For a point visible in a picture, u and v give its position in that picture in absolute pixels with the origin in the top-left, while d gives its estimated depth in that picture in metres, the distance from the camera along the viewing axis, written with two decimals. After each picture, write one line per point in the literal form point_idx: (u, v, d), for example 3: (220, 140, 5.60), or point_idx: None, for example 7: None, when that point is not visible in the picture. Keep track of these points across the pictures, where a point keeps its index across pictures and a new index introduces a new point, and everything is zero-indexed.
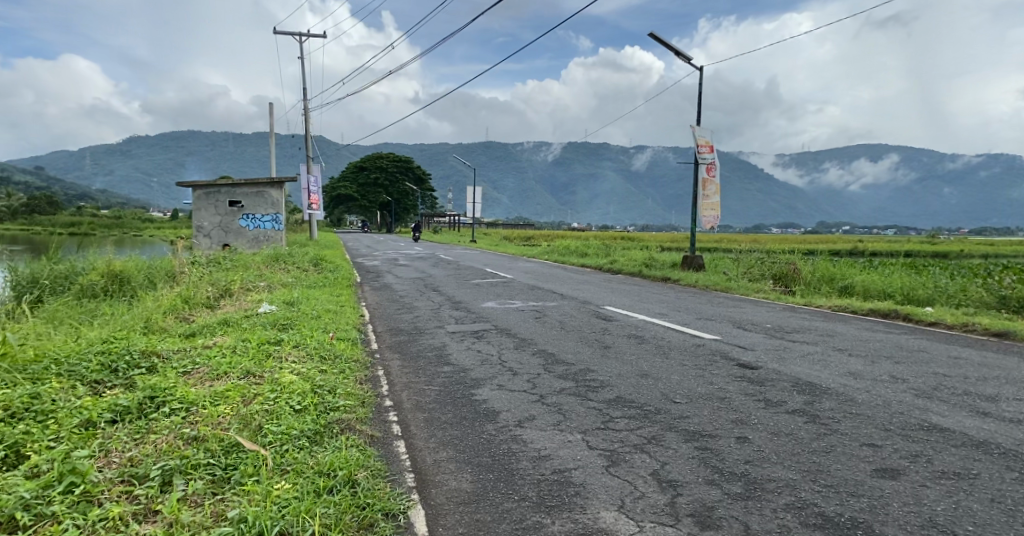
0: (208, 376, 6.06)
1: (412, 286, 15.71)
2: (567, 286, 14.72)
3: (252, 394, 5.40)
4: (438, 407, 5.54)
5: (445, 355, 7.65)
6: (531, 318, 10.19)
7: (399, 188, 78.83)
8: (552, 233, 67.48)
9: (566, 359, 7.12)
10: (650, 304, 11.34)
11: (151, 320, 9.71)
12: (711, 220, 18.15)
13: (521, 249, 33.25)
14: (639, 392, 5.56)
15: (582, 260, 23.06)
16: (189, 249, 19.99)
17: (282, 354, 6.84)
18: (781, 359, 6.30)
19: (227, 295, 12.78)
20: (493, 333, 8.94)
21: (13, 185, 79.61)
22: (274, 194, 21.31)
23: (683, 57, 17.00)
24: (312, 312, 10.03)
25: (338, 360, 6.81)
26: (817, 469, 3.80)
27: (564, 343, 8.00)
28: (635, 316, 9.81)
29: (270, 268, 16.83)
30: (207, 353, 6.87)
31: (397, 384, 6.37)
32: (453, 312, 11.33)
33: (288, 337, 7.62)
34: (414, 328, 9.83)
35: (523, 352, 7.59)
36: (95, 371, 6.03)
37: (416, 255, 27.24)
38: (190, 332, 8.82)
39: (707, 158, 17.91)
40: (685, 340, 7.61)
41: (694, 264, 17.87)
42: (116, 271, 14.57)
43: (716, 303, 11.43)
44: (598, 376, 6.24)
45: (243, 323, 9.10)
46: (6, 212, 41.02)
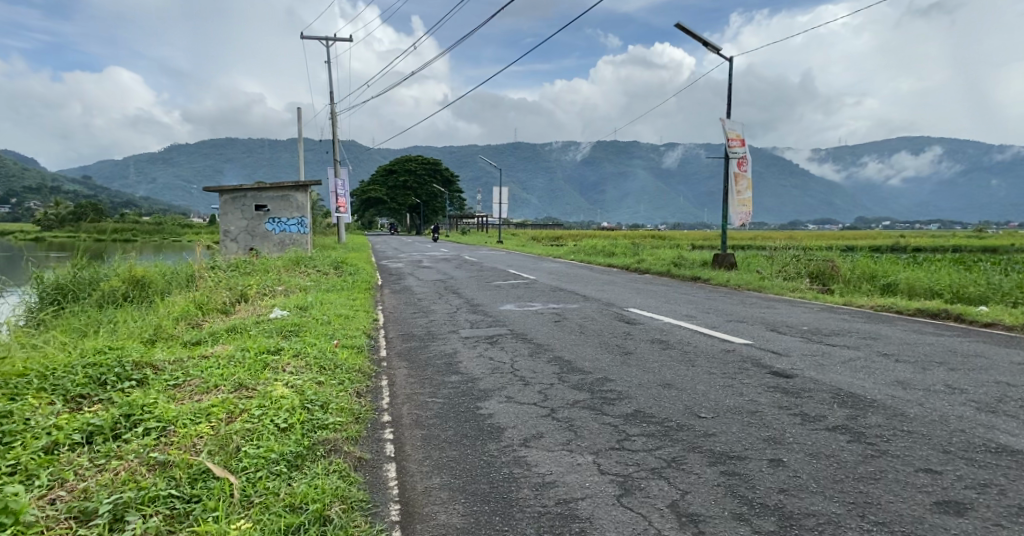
0: (198, 391, 5.71)
1: (433, 289, 15.35)
2: (591, 287, 14.16)
3: (237, 411, 5.04)
4: (439, 423, 5.08)
5: (454, 364, 7.18)
6: (551, 321, 9.68)
7: (427, 191, 78.78)
8: (581, 233, 66.57)
9: (583, 367, 6.60)
10: (678, 305, 10.74)
11: (160, 327, 9.46)
12: (743, 217, 17.43)
13: (548, 250, 32.73)
14: (660, 406, 5.03)
15: (609, 260, 22.46)
16: (215, 254, 19.95)
17: (280, 364, 6.48)
18: (820, 366, 5.69)
19: (244, 299, 12.54)
20: (508, 339, 8.45)
21: (61, 193, 82.41)
22: (299, 198, 21.12)
23: (712, 49, 16.40)
24: (323, 318, 9.68)
25: (338, 370, 6.41)
26: (865, 501, 3.24)
27: (582, 350, 7.48)
28: (661, 318, 9.23)
29: (291, 271, 16.61)
30: (202, 364, 6.56)
31: (398, 397, 5.93)
32: (470, 316, 10.86)
33: (290, 345, 7.24)
34: (427, 333, 9.43)
35: (538, 359, 7.09)
36: (80, 386, 5.75)
37: (441, 256, 26.92)
38: (194, 340, 8.51)
39: (738, 152, 17.22)
40: (713, 345, 7.04)
41: (725, 262, 17.14)
42: (138, 276, 14.42)
43: (748, 303, 10.82)
44: (615, 387, 5.73)
45: (250, 330, 8.79)
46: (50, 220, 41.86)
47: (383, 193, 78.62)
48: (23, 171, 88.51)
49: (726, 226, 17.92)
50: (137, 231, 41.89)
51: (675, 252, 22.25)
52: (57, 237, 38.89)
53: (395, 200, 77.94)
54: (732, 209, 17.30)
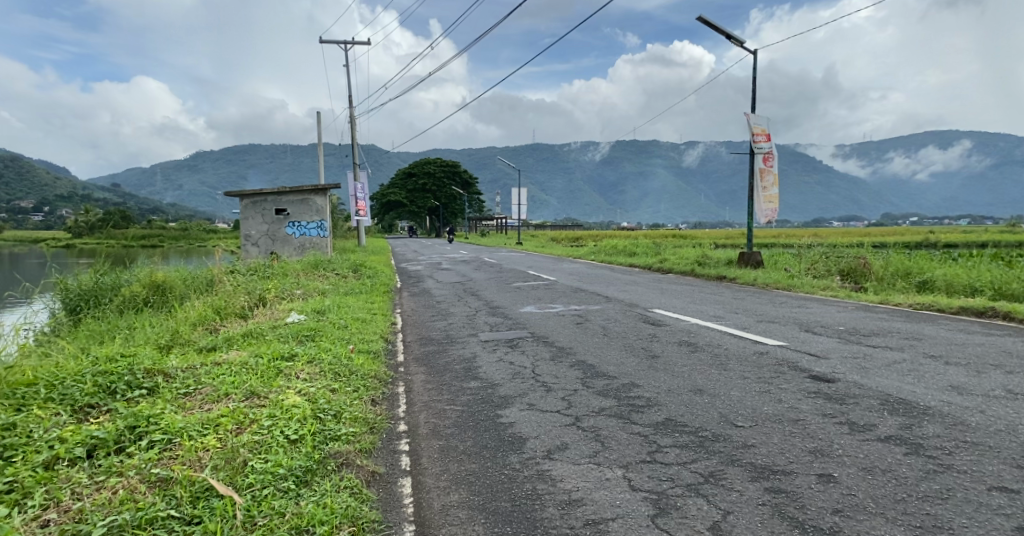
0: (207, 400, 5.48)
1: (451, 291, 15.12)
2: (613, 288, 13.81)
3: (246, 422, 4.79)
4: (457, 433, 4.80)
5: (474, 369, 6.91)
6: (572, 323, 9.38)
7: (446, 193, 78.70)
8: (600, 234, 66.02)
9: (609, 371, 6.30)
10: (704, 306, 10.37)
11: (176, 333, 9.30)
12: (769, 214, 17.00)
13: (568, 250, 32.38)
14: (693, 414, 4.71)
15: (630, 260, 22.06)
16: (236, 258, 19.90)
17: (293, 370, 6.24)
18: (863, 369, 5.33)
19: (261, 303, 12.37)
20: (528, 342, 8.16)
21: (91, 200, 83.99)
22: (318, 201, 20.99)
23: (735, 42, 16.03)
24: (339, 322, 9.45)
25: (353, 377, 6.15)
26: (932, 525, 2.90)
27: (606, 353, 7.15)
28: (688, 319, 8.89)
29: (308, 275, 16.45)
30: (213, 372, 6.33)
31: (415, 405, 5.66)
32: (489, 318, 10.59)
33: (304, 351, 6.99)
34: (445, 337, 9.17)
35: (560, 363, 6.79)
36: (88, 395, 5.55)
37: (459, 258, 26.71)
38: (208, 346, 8.32)
39: (764, 147, 16.80)
40: (746, 347, 6.69)
41: (752, 261, 16.69)
42: (158, 281, 14.30)
43: (778, 303, 10.43)
44: (642, 393, 5.42)
45: (266, 335, 8.58)
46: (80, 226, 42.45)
47: (402, 196, 78.73)
48: (53, 180, 90.20)
49: (752, 224, 17.49)
50: (162, 236, 42.31)
51: (698, 251, 21.80)
52: (86, 243, 39.32)
53: (414, 203, 78.03)
54: (757, 206, 16.88)
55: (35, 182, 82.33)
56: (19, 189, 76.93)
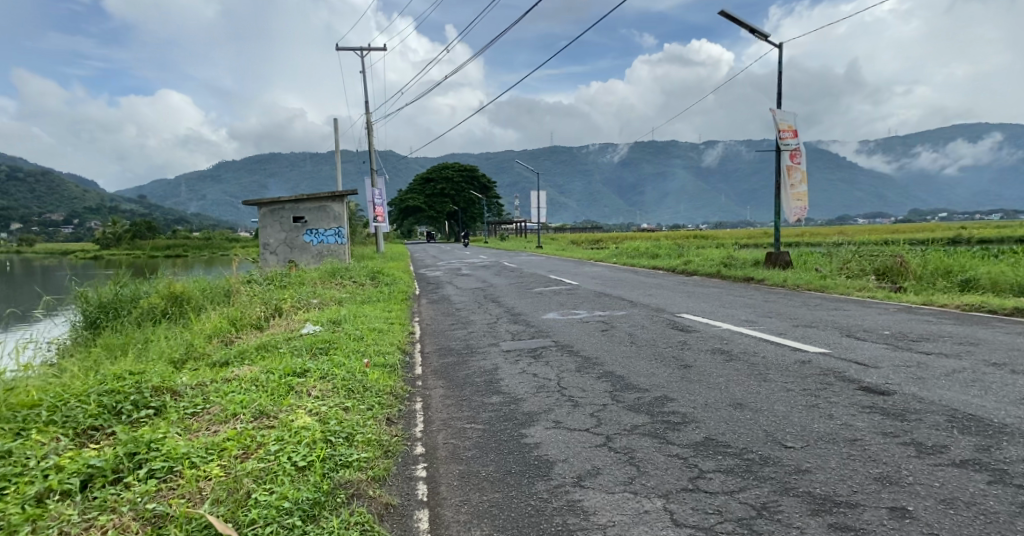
0: (214, 422, 5.17)
1: (471, 297, 14.80)
2: (638, 292, 13.36)
3: (252, 446, 4.47)
4: (479, 456, 4.44)
5: (495, 382, 6.54)
6: (596, 331, 8.97)
7: (465, 197, 78.61)
8: (621, 236, 65.42)
9: (639, 384, 5.89)
10: (735, 309, 9.92)
11: (191, 347, 9.01)
12: (797, 212, 16.48)
13: (590, 253, 31.91)
14: (736, 432, 4.30)
15: (653, 262, 21.61)
16: (255, 268, 19.78)
17: (305, 388, 5.91)
18: (921, 380, 4.87)
19: (278, 313, 12.11)
20: (551, 352, 7.77)
21: (119, 212, 85.45)
22: (336, 208, 20.79)
23: (760, 36, 15.54)
24: (354, 333, 9.13)
25: (367, 394, 5.82)
26: None
27: (634, 363, 6.75)
28: (719, 324, 8.46)
29: (326, 283, 16.22)
30: (223, 389, 6.01)
31: (433, 423, 5.32)
32: (510, 326, 10.21)
33: (317, 366, 6.66)
34: (465, 347, 8.82)
35: (587, 375, 6.39)
36: (92, 416, 5.23)
37: (479, 263, 26.43)
38: (221, 361, 8.01)
39: (790, 144, 16.33)
40: (786, 355, 6.25)
41: (780, 261, 16.15)
42: (176, 292, 14.14)
43: (813, 305, 9.97)
44: (677, 408, 5.01)
45: (280, 348, 8.27)
46: (112, 238, 42.92)
47: (421, 202, 78.80)
48: (83, 192, 91.39)
49: (780, 222, 16.98)
50: (186, 246, 42.65)
51: (723, 252, 21.27)
52: (113, 254, 39.57)
53: (433, 208, 78.07)
54: (785, 204, 16.38)
55: (66, 195, 83.78)
56: (48, 202, 78.05)
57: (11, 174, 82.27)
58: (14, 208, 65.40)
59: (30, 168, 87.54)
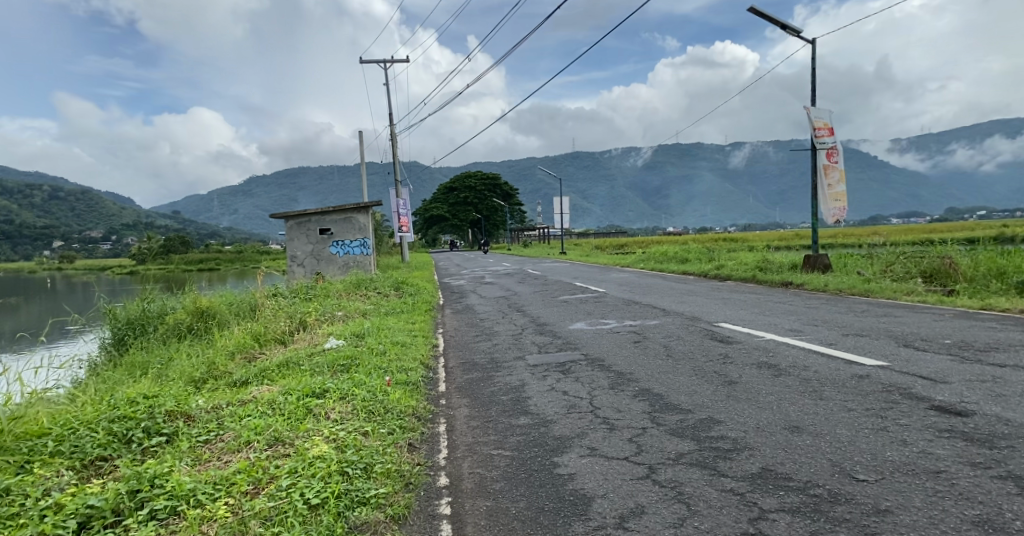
0: (226, 451, 4.70)
1: (496, 307, 14.42)
2: (669, 299, 12.84)
3: (263, 481, 4.09)
4: (509, 489, 4.03)
5: (523, 401, 6.11)
6: (629, 343, 8.50)
7: (488, 205, 78.52)
8: (648, 240, 64.71)
9: (680, 403, 5.43)
10: (777, 317, 9.42)
11: (212, 366, 8.64)
12: (836, 213, 15.85)
13: (617, 258, 31.40)
14: (796, 462, 3.82)
15: (683, 267, 21.07)
16: (282, 281, 19.64)
17: (324, 410, 5.47)
18: (1002, 398, 4.37)
19: (302, 327, 11.83)
20: (582, 366, 7.33)
21: (155, 227, 87.19)
22: (361, 219, 20.57)
23: (792, 33, 15.01)
24: (377, 348, 8.74)
25: (388, 417, 5.41)
26: None
27: (673, 379, 6.29)
28: (761, 335, 7.97)
29: (351, 295, 15.96)
30: (241, 411, 5.51)
31: (458, 448, 4.91)
32: (536, 338, 9.77)
33: (336, 385, 6.22)
34: (490, 361, 8.41)
35: (621, 394, 5.95)
36: (101, 446, 4.73)
37: (504, 271, 26.09)
38: (240, 382, 7.62)
39: (826, 143, 15.76)
40: (839, 370, 5.76)
41: (819, 264, 15.53)
42: (202, 307, 13.86)
43: (860, 312, 9.45)
44: (725, 433, 4.54)
45: (302, 365, 7.91)
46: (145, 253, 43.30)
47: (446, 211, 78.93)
48: (120, 209, 93.07)
49: (817, 224, 16.38)
50: (219, 260, 43.03)
51: (756, 255, 20.66)
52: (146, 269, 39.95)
53: (457, 217, 78.11)
54: (823, 204, 15.76)
55: (104, 213, 85.63)
56: (87, 219, 79.56)
57: (49, 192, 84.11)
58: (54, 225, 66.69)
59: (70, 187, 89.75)
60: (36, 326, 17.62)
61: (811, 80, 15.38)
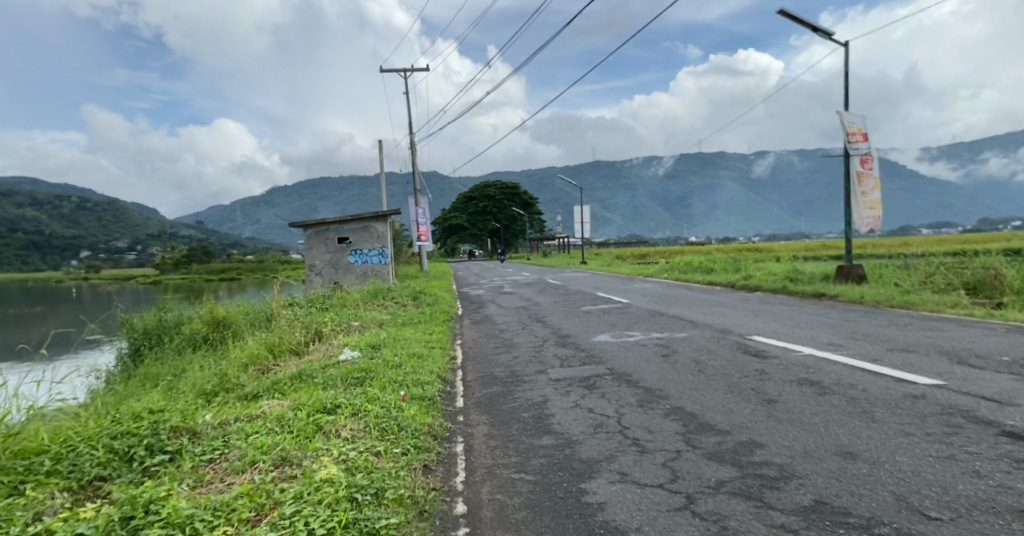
0: (230, 472, 4.36)
1: (515, 317, 14.09)
2: (696, 310, 12.40)
3: (266, 507, 3.76)
4: (533, 519, 3.67)
5: (546, 419, 5.75)
6: (656, 356, 8.09)
7: (510, 215, 78.37)
8: (671, 250, 64.09)
9: (717, 424, 5.03)
10: (813, 330, 8.97)
11: (224, 378, 8.37)
12: (870, 222, 15.26)
13: (640, 268, 30.86)
14: (854, 494, 3.42)
15: (709, 277, 20.58)
16: (301, 290, 19.48)
17: (336, 427, 5.15)
18: None
19: (318, 337, 11.57)
20: (607, 382, 6.95)
21: (181, 237, 88.17)
22: (380, 228, 20.37)
23: (823, 36, 14.55)
24: (393, 360, 8.42)
25: (403, 435, 5.07)
26: None
27: (706, 396, 5.90)
28: (798, 349, 7.54)
29: (368, 305, 15.71)
30: (250, 427, 5.19)
31: (476, 472, 4.55)
32: (558, 350, 9.37)
33: (349, 400, 5.90)
34: (510, 374, 8.04)
35: (651, 413, 5.56)
36: (100, 466, 4.38)
37: (525, 280, 25.74)
38: (251, 396, 7.32)
39: (861, 149, 15.24)
40: (888, 389, 5.34)
41: (853, 275, 14.96)
42: (218, 317, 13.67)
43: (903, 325, 8.99)
44: (769, 458, 4.14)
45: (315, 378, 7.60)
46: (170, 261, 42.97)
47: (467, 220, 78.91)
48: (149, 220, 94.26)
49: (850, 233, 15.83)
50: (242, 269, 43.03)
51: (784, 265, 20.11)
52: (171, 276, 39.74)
53: (479, 226, 78.08)
54: (856, 213, 15.22)
55: (132, 224, 86.79)
56: (116, 229, 80.49)
57: (79, 203, 85.55)
58: (83, 236, 67.47)
59: (101, 198, 91.07)
60: (36, 338, 17.47)
61: (843, 85, 14.90)
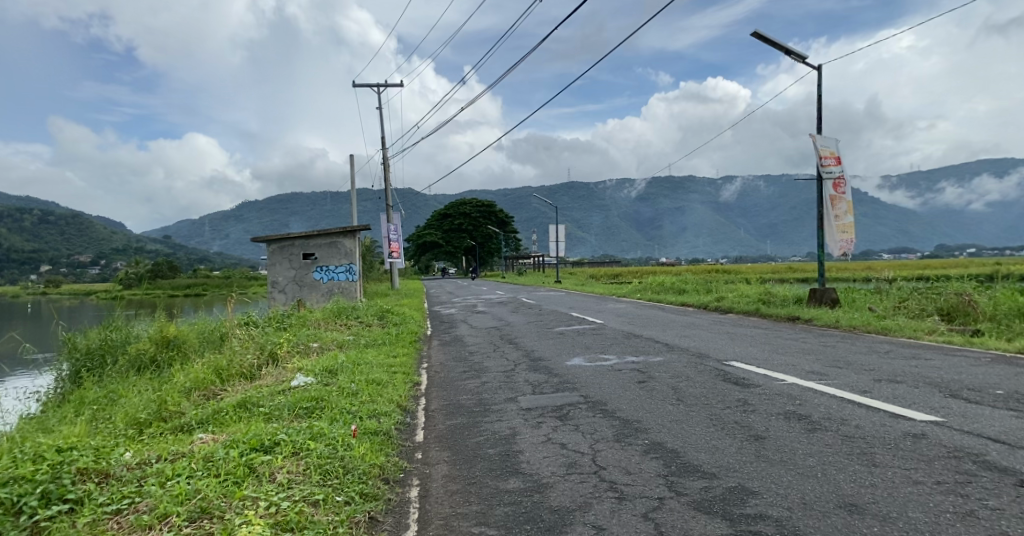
0: (135, 529, 3.73)
1: (485, 338, 13.51)
2: (670, 333, 11.98)
3: None
4: None
5: (513, 457, 5.18)
6: (632, 383, 7.55)
7: (482, 232, 77.82)
8: (642, 270, 63.92)
9: (701, 465, 4.53)
10: (793, 357, 8.57)
11: (162, 405, 7.63)
12: (843, 246, 15.07)
13: (612, 288, 30.45)
14: None
15: (682, 298, 20.22)
16: (263, 307, 18.66)
17: (271, 472, 4.54)
18: None
19: (273, 359, 10.83)
20: (581, 412, 6.42)
21: (146, 250, 85.93)
22: (348, 244, 19.66)
23: (795, 58, 14.41)
24: (349, 388, 7.75)
25: (347, 481, 4.50)
26: None
27: (689, 431, 5.41)
28: (781, 378, 7.08)
29: (330, 325, 14.98)
30: (168, 472, 4.54)
31: (431, 524, 3.98)
32: (529, 376, 8.78)
33: (290, 437, 5.28)
34: (476, 403, 7.45)
35: (629, 449, 5.04)
36: None
37: (496, 299, 25.19)
38: (187, 428, 6.62)
39: (833, 172, 15.08)
40: (885, 426, 4.91)
41: (825, 298, 14.72)
42: (168, 336, 12.84)
43: (885, 353, 8.65)
44: (763, 510, 3.64)
45: (261, 408, 6.90)
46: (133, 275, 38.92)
47: (438, 238, 78.29)
48: (112, 232, 91.54)
49: (823, 257, 15.61)
50: None
51: (758, 287, 19.83)
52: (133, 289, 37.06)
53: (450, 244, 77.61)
54: (829, 236, 15.01)
55: (95, 237, 84.23)
56: (77, 241, 77.89)
57: (41, 216, 82.94)
58: (43, 250, 65.21)
59: (64, 210, 88.56)
60: None
61: (816, 108, 14.76)
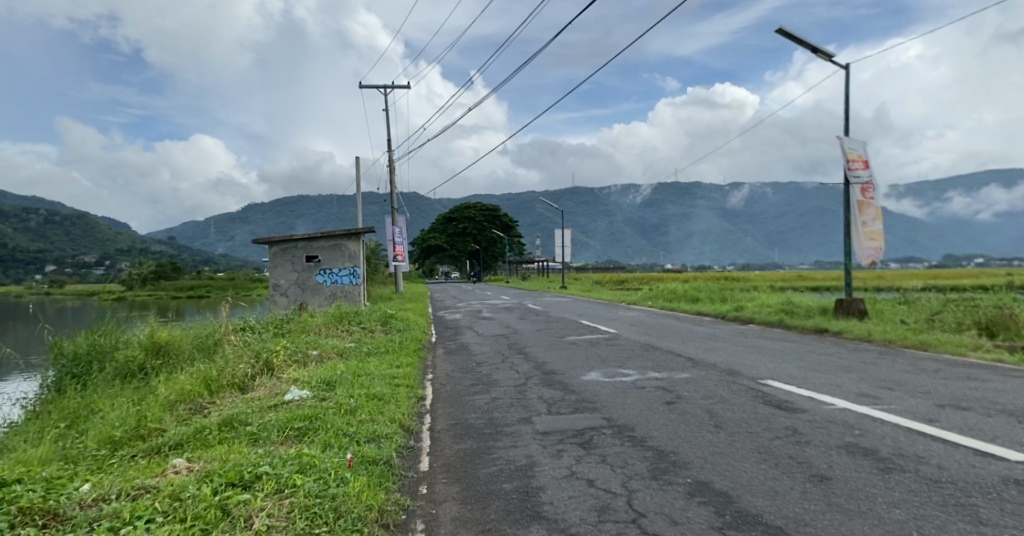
0: None
1: (493, 347, 12.80)
2: (692, 345, 11.21)
3: None
4: None
5: (533, 497, 4.42)
6: (659, 405, 6.77)
7: (487, 236, 77.14)
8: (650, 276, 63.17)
9: (762, 516, 3.78)
10: (834, 376, 7.77)
11: (141, 421, 6.86)
12: (871, 253, 14.31)
13: (621, 295, 29.62)
14: None
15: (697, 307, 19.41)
16: (263, 311, 17.94)
17: (248, 516, 3.82)
18: None
19: (268, 369, 10.06)
20: (607, 439, 5.65)
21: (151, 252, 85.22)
22: (352, 246, 18.90)
23: (823, 56, 13.67)
24: (347, 404, 6.98)
25: (339, 526, 3.79)
26: None
27: (739, 467, 4.64)
28: (829, 402, 6.28)
29: (330, 331, 14.22)
30: (125, 513, 3.81)
31: None
32: (543, 393, 8.01)
33: (276, 467, 4.54)
34: (488, 423, 6.69)
35: (671, 491, 4.29)
36: None
37: (502, 305, 24.44)
38: (163, 450, 5.87)
39: (861, 176, 14.30)
40: (975, 469, 4.14)
41: (852, 309, 13.88)
42: (160, 342, 12.13)
43: (935, 373, 7.86)
44: None
45: (245, 428, 6.13)
46: None
47: (443, 241, 77.53)
48: (118, 232, 91.04)
49: (849, 265, 14.81)
50: None
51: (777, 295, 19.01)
52: None
53: (455, 247, 76.93)
54: (857, 244, 14.22)
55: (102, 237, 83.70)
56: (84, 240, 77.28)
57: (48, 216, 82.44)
58: (50, 250, 64.48)
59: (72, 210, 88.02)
60: None
61: (844, 108, 14.00)
